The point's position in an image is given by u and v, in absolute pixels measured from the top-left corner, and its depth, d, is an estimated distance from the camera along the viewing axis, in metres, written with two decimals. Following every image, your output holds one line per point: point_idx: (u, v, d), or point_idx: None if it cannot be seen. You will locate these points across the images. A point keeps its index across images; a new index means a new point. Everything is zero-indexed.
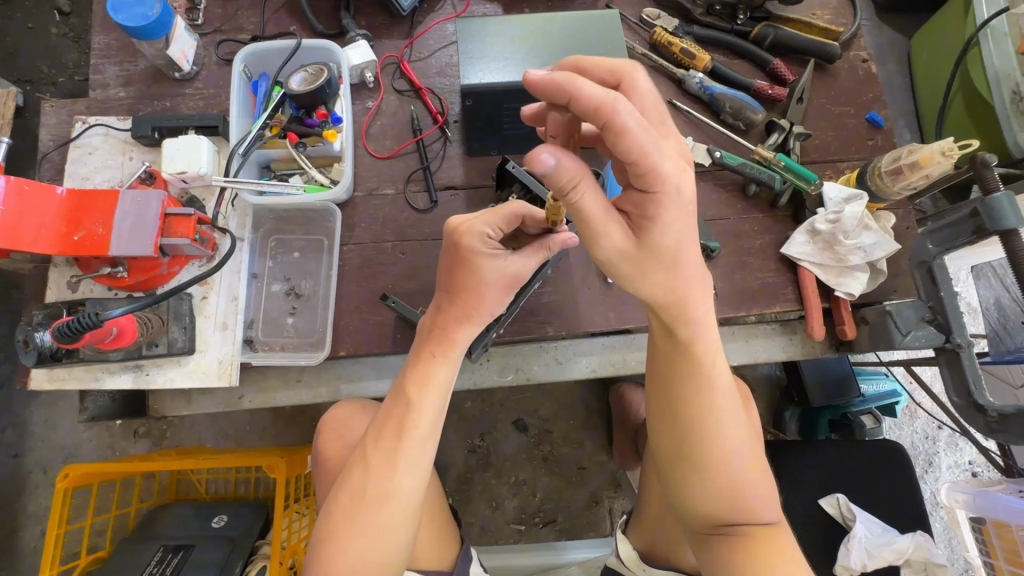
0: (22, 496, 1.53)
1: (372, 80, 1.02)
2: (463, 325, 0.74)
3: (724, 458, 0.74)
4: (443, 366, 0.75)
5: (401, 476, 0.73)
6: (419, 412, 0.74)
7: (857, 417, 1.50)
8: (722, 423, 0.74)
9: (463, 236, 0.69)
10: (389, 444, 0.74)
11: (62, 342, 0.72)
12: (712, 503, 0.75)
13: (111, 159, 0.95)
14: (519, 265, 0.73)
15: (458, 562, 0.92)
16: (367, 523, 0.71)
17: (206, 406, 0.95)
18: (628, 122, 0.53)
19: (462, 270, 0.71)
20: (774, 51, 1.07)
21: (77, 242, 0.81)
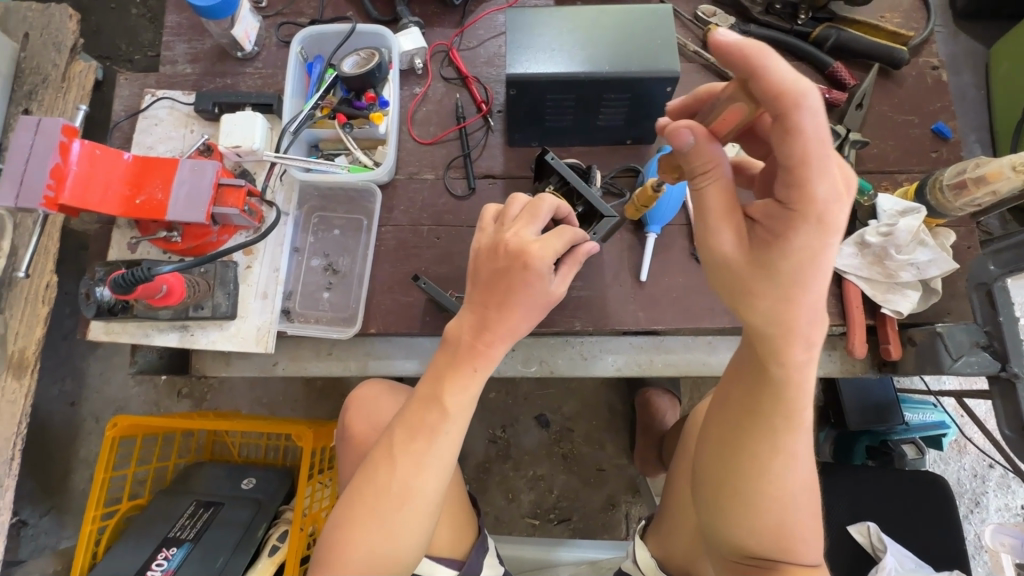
0: (76, 441, 1.65)
1: (421, 67, 1.04)
2: (501, 343, 0.72)
3: (779, 497, 0.68)
4: (477, 378, 0.72)
5: (426, 483, 0.70)
6: (448, 420, 0.71)
7: (897, 446, 1.44)
8: (790, 463, 0.67)
9: (531, 259, 0.70)
10: (418, 451, 0.71)
11: (115, 292, 0.77)
12: (751, 535, 0.71)
13: (174, 130, 1.01)
14: (561, 290, 0.75)
15: (471, 552, 0.93)
16: (387, 523, 0.69)
17: (242, 369, 0.99)
18: (805, 122, 0.48)
19: (520, 291, 0.71)
20: (835, 54, 1.03)
21: (138, 205, 0.86)
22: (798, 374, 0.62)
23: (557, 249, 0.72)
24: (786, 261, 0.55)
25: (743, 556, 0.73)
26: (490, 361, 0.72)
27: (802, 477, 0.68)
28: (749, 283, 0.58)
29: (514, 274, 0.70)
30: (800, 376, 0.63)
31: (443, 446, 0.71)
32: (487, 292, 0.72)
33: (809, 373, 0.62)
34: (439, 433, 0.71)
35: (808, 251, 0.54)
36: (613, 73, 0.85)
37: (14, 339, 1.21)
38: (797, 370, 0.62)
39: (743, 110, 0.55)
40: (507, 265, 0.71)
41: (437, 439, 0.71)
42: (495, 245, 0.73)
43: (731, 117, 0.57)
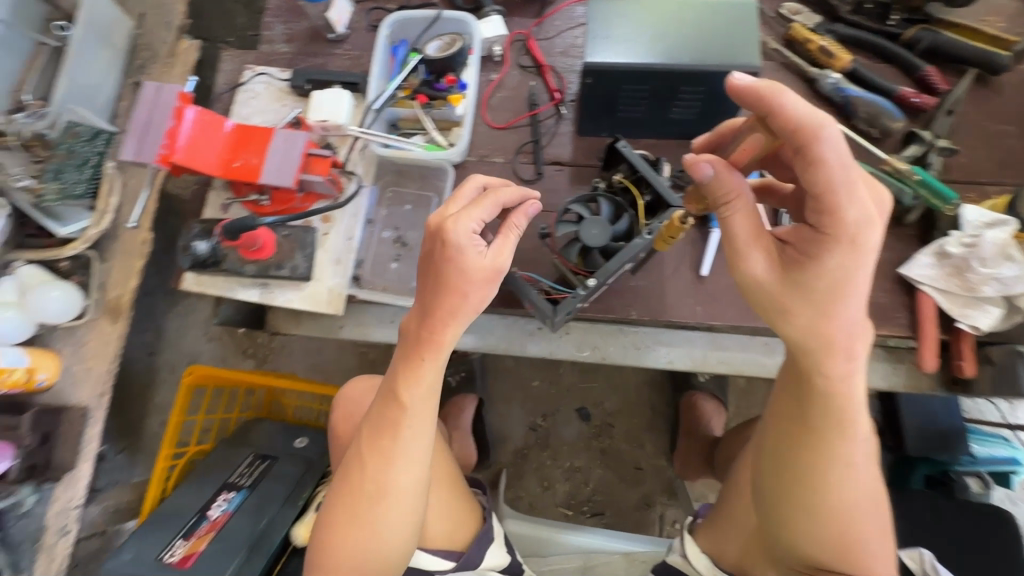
0: (150, 388, 1.79)
1: (499, 54, 1.08)
2: (446, 326, 0.72)
3: (838, 508, 0.68)
4: (430, 367, 0.74)
5: (399, 476, 0.77)
6: (408, 413, 0.76)
7: (960, 477, 1.36)
8: (846, 473, 0.68)
9: (446, 232, 0.68)
10: (387, 449, 0.77)
11: (225, 240, 0.91)
12: (811, 543, 0.71)
13: (269, 104, 1.09)
14: (500, 261, 0.70)
15: (472, 543, 0.96)
16: (370, 518, 0.77)
17: (312, 329, 1.06)
18: (826, 152, 0.51)
19: (449, 272, 0.68)
20: (928, 57, 0.99)
21: (235, 168, 0.93)
22: (844, 386, 0.64)
23: (480, 216, 0.69)
24: (824, 281, 0.57)
25: (806, 563, 0.73)
26: (440, 347, 0.73)
27: (858, 487, 0.69)
28: (781, 300, 0.61)
29: (438, 256, 0.69)
30: (847, 386, 0.64)
31: (411, 437, 0.77)
32: (424, 278, 0.72)
33: (855, 383, 0.64)
34: (404, 426, 0.76)
35: (840, 271, 0.57)
36: (691, 67, 0.86)
37: (112, 287, 1.34)
38: (841, 383, 0.64)
39: (761, 140, 0.59)
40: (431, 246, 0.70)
41: (403, 435, 0.77)
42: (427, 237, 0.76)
43: (748, 149, 0.61)
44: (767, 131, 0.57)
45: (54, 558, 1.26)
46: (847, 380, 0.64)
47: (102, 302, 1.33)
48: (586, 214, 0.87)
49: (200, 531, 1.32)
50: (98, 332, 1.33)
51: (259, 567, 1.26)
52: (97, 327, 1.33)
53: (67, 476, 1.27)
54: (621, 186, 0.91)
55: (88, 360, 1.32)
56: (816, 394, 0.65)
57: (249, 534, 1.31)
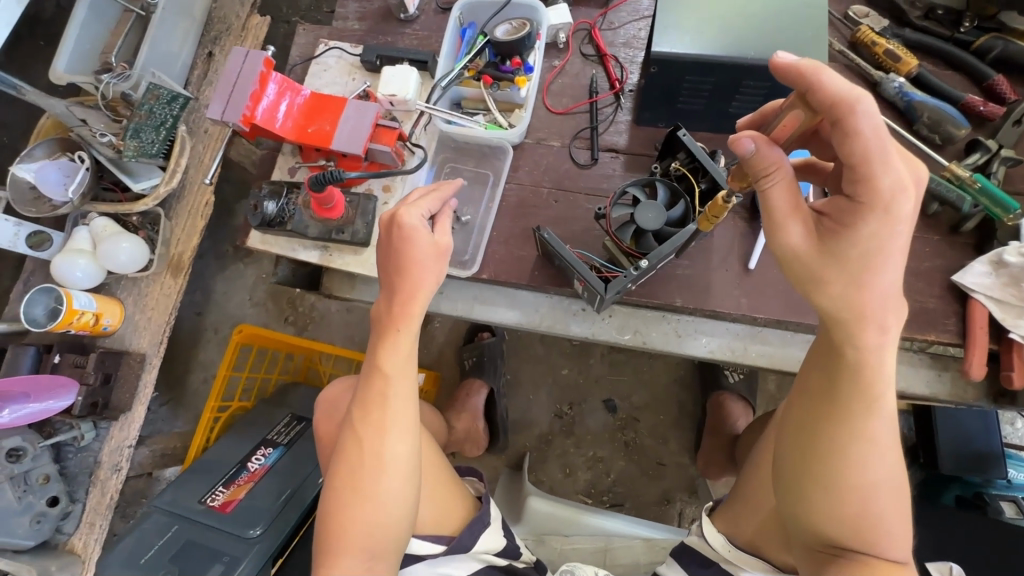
0: (196, 346, 1.87)
1: (563, 41, 1.11)
2: (411, 301, 0.79)
3: (862, 485, 0.69)
4: (406, 336, 0.80)
5: (392, 444, 0.80)
6: (392, 381, 0.81)
7: (994, 501, 1.33)
8: (871, 451, 0.68)
9: (400, 216, 0.77)
10: (377, 416, 0.80)
11: (312, 189, 0.92)
12: (832, 522, 0.71)
13: (340, 77, 1.14)
14: (449, 242, 0.81)
15: (462, 529, 0.95)
16: (368, 495, 0.79)
17: (364, 294, 1.11)
18: (864, 124, 0.54)
19: (410, 254, 0.76)
20: (997, 67, 0.98)
21: (309, 133, 1.00)
22: (874, 357, 0.65)
23: (427, 209, 0.79)
24: (856, 245, 0.59)
25: (825, 544, 0.73)
26: (413, 316, 0.79)
27: (885, 466, 0.68)
28: (819, 271, 0.62)
29: (397, 241, 0.78)
30: (878, 357, 0.65)
31: (397, 402, 0.81)
32: (388, 264, 0.80)
33: (887, 356, 0.65)
34: (388, 394, 0.81)
35: (876, 239, 0.59)
36: (756, 62, 0.88)
37: (175, 244, 1.42)
38: (872, 353, 0.65)
39: (801, 117, 0.61)
40: (390, 238, 0.79)
41: (390, 401, 0.81)
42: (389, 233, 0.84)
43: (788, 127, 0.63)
44: (806, 108, 0.60)
45: (106, 492, 1.33)
46: (879, 351, 0.65)
47: (166, 257, 1.41)
48: (642, 197, 0.90)
49: (240, 480, 1.36)
50: (159, 285, 1.41)
51: (290, 522, 1.28)
52: (159, 280, 1.40)
53: (123, 417, 1.35)
54: (678, 174, 0.94)
55: (149, 310, 1.40)
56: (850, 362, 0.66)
57: (276, 499, 1.31)
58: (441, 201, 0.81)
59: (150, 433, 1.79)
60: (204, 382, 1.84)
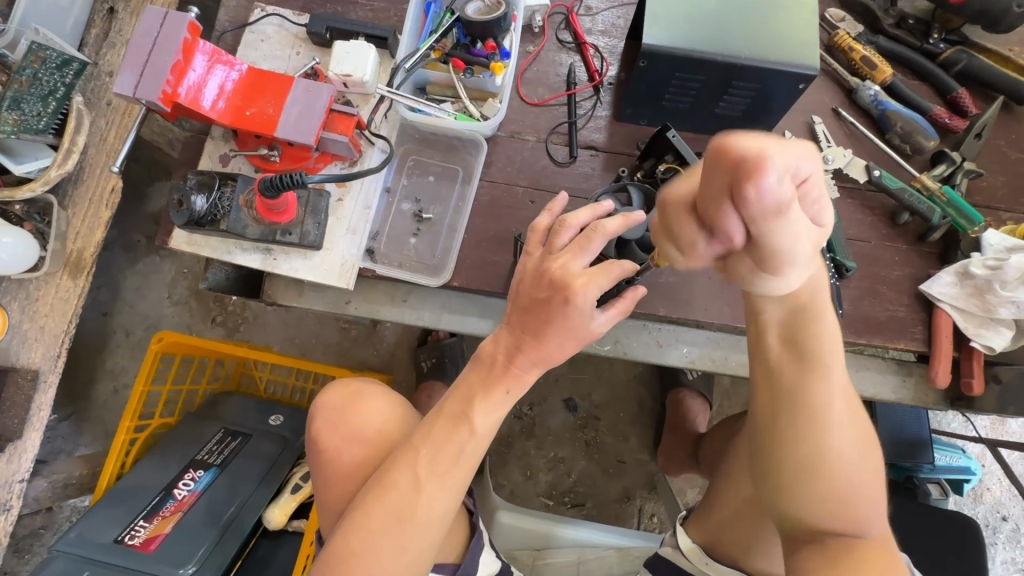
0: (103, 352, 1.62)
1: (539, 25, 1.02)
2: (532, 368, 0.71)
3: (834, 460, 0.67)
4: (503, 397, 0.71)
5: (449, 502, 0.70)
6: (474, 439, 0.71)
7: (923, 484, 1.45)
8: (834, 423, 0.67)
9: (575, 293, 0.65)
10: (444, 470, 0.70)
11: (266, 193, 0.79)
12: (816, 507, 0.68)
13: (281, 50, 0.98)
14: (603, 327, 0.69)
15: (466, 554, 0.88)
16: (409, 543, 0.68)
17: (314, 301, 0.98)
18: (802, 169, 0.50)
19: (554, 327, 0.67)
20: (959, 80, 1.00)
21: (247, 117, 0.84)
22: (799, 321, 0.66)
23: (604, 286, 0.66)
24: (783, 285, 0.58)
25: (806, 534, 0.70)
26: (519, 381, 0.71)
27: (851, 436, 0.67)
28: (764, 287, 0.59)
29: (556, 310, 0.66)
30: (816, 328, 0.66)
31: (468, 463, 0.71)
32: (522, 321, 0.70)
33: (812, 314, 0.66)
34: (465, 452, 0.71)
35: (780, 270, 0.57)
36: (748, 62, 0.83)
37: (74, 238, 1.19)
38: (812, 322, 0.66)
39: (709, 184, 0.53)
40: (548, 297, 0.67)
41: (463, 459, 0.71)
42: (539, 273, 0.69)
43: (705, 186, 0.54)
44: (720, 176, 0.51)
45: None
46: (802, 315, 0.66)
47: (62, 255, 1.18)
48: (617, 204, 0.86)
49: (165, 511, 1.18)
50: (54, 288, 1.18)
51: (230, 552, 1.15)
52: (53, 281, 1.18)
53: (12, 446, 1.14)
54: (666, 174, 0.88)
55: (41, 317, 1.17)
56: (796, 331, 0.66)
57: (215, 520, 1.19)
58: (606, 241, 0.67)
59: (48, 454, 1.54)
60: (115, 393, 1.60)
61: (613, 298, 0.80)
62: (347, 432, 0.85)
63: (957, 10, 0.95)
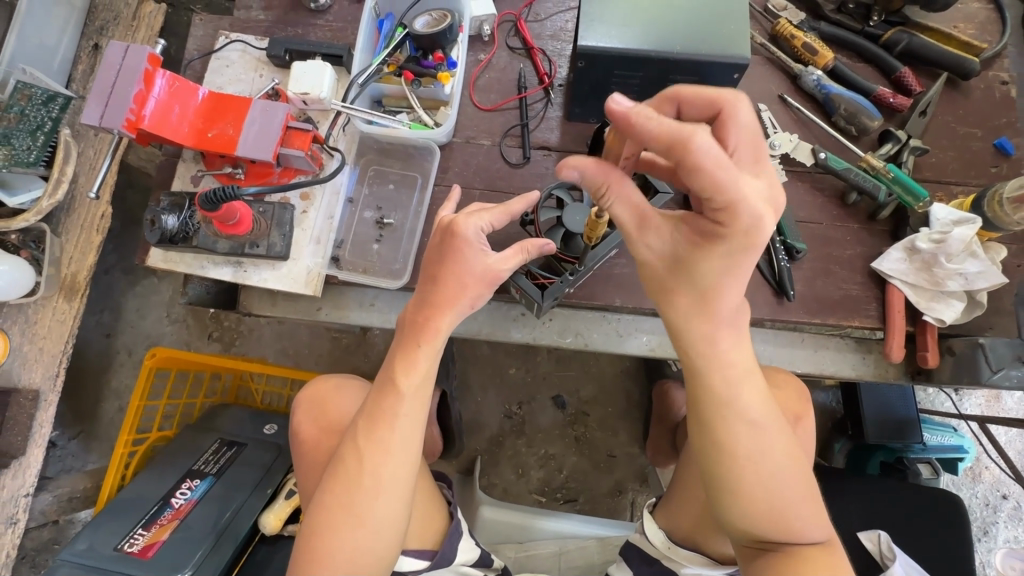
0: (106, 372, 1.69)
1: (489, 33, 1.06)
2: (447, 320, 0.70)
3: (752, 487, 0.70)
4: (427, 354, 0.71)
5: (393, 470, 0.71)
6: (405, 400, 0.71)
7: (913, 464, 1.44)
8: (746, 454, 0.70)
9: (458, 224, 0.68)
10: (381, 438, 0.71)
11: (205, 209, 0.83)
12: (748, 523, 0.71)
13: (245, 73, 1.03)
14: (502, 266, 0.71)
15: (444, 540, 0.87)
16: (361, 515, 0.70)
17: (287, 310, 1.02)
18: (701, 156, 0.53)
19: (449, 269, 0.68)
20: (904, 59, 1.02)
21: (209, 138, 0.90)
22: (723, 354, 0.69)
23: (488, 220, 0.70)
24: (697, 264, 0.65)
25: (752, 544, 0.73)
26: (438, 334, 0.70)
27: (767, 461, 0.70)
28: (667, 284, 0.67)
29: (448, 251, 0.69)
30: (729, 362, 0.69)
31: (403, 428, 0.71)
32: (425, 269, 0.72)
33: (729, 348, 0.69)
34: (398, 415, 0.71)
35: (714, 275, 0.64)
36: (682, 56, 0.86)
37: (68, 263, 1.26)
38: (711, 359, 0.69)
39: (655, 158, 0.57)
40: (441, 241, 0.70)
41: (398, 424, 0.71)
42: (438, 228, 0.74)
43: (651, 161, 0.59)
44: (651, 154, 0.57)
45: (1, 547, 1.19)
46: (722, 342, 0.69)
47: (57, 279, 1.24)
48: (567, 199, 0.87)
49: (163, 519, 1.23)
50: (51, 311, 1.24)
51: (225, 556, 1.20)
52: (50, 305, 1.24)
53: (16, 463, 1.20)
54: None
55: (39, 340, 1.23)
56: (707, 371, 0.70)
57: (213, 524, 1.24)
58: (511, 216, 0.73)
59: (59, 472, 1.61)
60: (119, 411, 1.67)
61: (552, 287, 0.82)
62: (321, 421, 0.87)
63: None
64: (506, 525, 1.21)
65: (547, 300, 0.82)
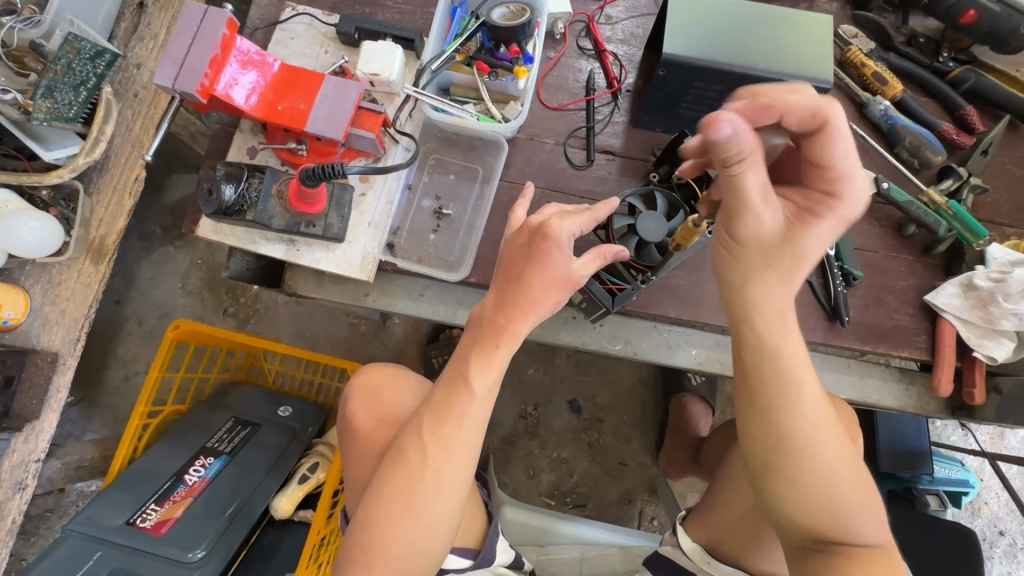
0: (115, 339, 1.64)
1: (560, 32, 1.05)
2: (526, 323, 0.70)
3: (812, 474, 0.66)
4: (502, 356, 0.71)
5: (456, 468, 0.71)
6: (475, 401, 0.71)
7: (922, 495, 1.44)
8: (808, 437, 0.66)
9: (551, 227, 0.68)
10: (448, 435, 0.70)
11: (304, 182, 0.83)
12: (794, 508, 0.68)
13: (310, 48, 1.01)
14: (583, 274, 0.72)
15: (485, 540, 0.86)
16: (421, 510, 0.69)
17: (333, 293, 1.00)
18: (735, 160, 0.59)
19: (534, 271, 0.69)
20: (967, 98, 1.04)
21: (278, 111, 0.88)
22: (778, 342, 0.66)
23: (577, 226, 0.71)
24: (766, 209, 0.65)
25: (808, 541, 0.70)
26: (516, 337, 0.70)
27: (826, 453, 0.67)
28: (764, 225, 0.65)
29: (536, 252, 0.69)
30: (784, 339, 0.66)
31: (469, 428, 0.71)
32: (506, 271, 0.71)
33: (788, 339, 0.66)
34: (467, 414, 0.71)
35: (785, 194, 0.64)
36: (765, 74, 0.86)
37: (97, 225, 1.21)
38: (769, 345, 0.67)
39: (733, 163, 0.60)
40: (528, 242, 0.70)
41: (466, 423, 0.71)
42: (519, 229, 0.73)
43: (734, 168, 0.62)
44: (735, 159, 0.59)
45: (7, 514, 1.14)
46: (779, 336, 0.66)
47: (85, 240, 1.19)
48: (640, 206, 0.88)
49: (176, 496, 1.14)
50: (76, 272, 1.20)
51: (237, 541, 1.12)
52: (76, 266, 1.19)
53: (30, 427, 1.15)
54: (681, 182, 0.92)
55: (62, 301, 1.18)
56: (758, 358, 0.67)
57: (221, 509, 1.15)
58: (597, 222, 0.73)
59: (58, 438, 1.55)
60: (126, 380, 1.62)
61: (627, 292, 0.85)
62: (376, 413, 0.88)
63: (966, 30, 0.98)
64: (528, 527, 1.20)
65: (621, 303, 0.86)
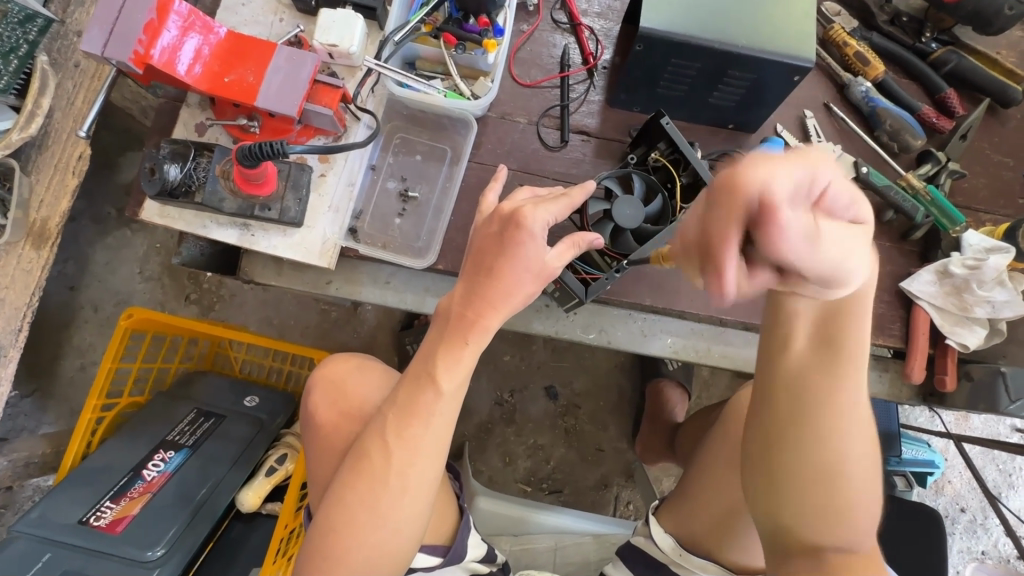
0: (68, 328, 1.55)
1: (534, 3, 0.99)
2: (495, 315, 0.67)
3: (835, 477, 0.66)
4: (471, 352, 0.67)
5: (423, 470, 0.67)
6: (442, 399, 0.67)
7: (889, 476, 1.47)
8: (834, 438, 0.66)
9: (524, 215, 0.64)
10: (413, 436, 0.67)
11: (244, 162, 0.76)
12: (809, 509, 0.67)
13: (263, 16, 0.93)
14: (556, 264, 0.68)
15: (456, 536, 0.84)
16: (385, 513, 0.66)
17: (294, 281, 0.95)
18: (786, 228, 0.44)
19: (505, 260, 0.65)
20: (947, 80, 1.01)
21: (226, 83, 0.81)
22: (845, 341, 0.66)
23: (551, 213, 0.66)
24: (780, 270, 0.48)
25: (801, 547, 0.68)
26: (486, 331, 0.67)
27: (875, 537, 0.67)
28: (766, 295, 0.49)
29: (506, 241, 0.65)
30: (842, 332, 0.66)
31: (437, 428, 0.67)
32: (476, 260, 0.67)
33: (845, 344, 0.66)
34: (434, 413, 0.67)
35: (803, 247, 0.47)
36: (746, 51, 0.82)
37: (37, 206, 1.10)
38: (814, 403, 0.67)
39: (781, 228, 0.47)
40: (499, 230, 0.66)
41: (434, 421, 0.67)
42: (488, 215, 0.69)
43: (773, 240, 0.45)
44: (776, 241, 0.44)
45: None
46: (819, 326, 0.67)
47: (23, 223, 1.08)
48: (616, 190, 0.84)
49: (133, 492, 1.08)
50: (15, 258, 1.09)
51: (200, 537, 1.06)
52: (15, 251, 1.09)
53: None
54: (657, 165, 0.87)
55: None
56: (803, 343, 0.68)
57: (184, 503, 1.09)
58: (573, 208, 0.68)
59: (9, 432, 1.47)
60: (82, 370, 1.54)
61: (602, 284, 0.81)
62: (341, 406, 0.83)
63: (949, 9, 0.95)
64: (501, 519, 1.17)
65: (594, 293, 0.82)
